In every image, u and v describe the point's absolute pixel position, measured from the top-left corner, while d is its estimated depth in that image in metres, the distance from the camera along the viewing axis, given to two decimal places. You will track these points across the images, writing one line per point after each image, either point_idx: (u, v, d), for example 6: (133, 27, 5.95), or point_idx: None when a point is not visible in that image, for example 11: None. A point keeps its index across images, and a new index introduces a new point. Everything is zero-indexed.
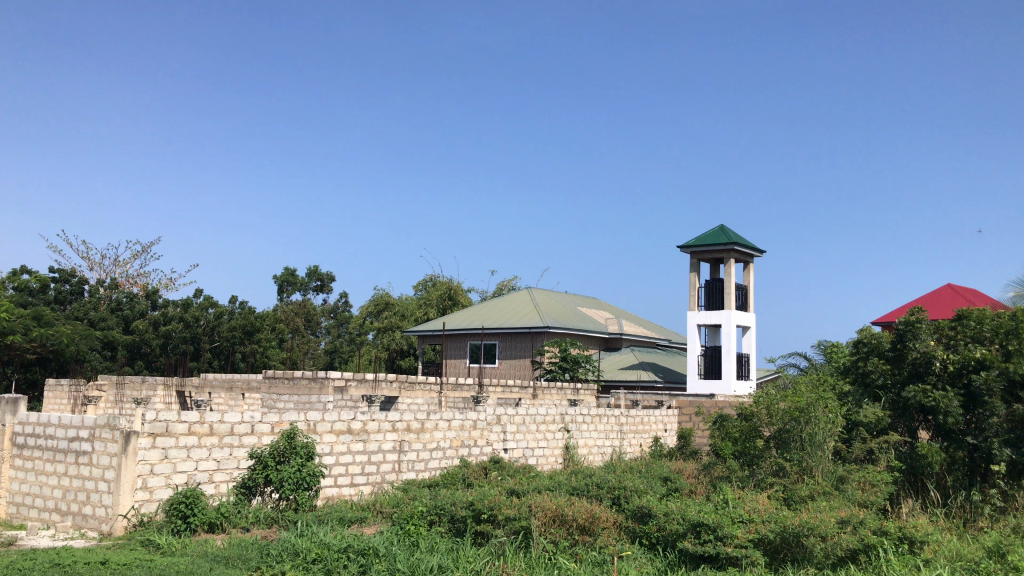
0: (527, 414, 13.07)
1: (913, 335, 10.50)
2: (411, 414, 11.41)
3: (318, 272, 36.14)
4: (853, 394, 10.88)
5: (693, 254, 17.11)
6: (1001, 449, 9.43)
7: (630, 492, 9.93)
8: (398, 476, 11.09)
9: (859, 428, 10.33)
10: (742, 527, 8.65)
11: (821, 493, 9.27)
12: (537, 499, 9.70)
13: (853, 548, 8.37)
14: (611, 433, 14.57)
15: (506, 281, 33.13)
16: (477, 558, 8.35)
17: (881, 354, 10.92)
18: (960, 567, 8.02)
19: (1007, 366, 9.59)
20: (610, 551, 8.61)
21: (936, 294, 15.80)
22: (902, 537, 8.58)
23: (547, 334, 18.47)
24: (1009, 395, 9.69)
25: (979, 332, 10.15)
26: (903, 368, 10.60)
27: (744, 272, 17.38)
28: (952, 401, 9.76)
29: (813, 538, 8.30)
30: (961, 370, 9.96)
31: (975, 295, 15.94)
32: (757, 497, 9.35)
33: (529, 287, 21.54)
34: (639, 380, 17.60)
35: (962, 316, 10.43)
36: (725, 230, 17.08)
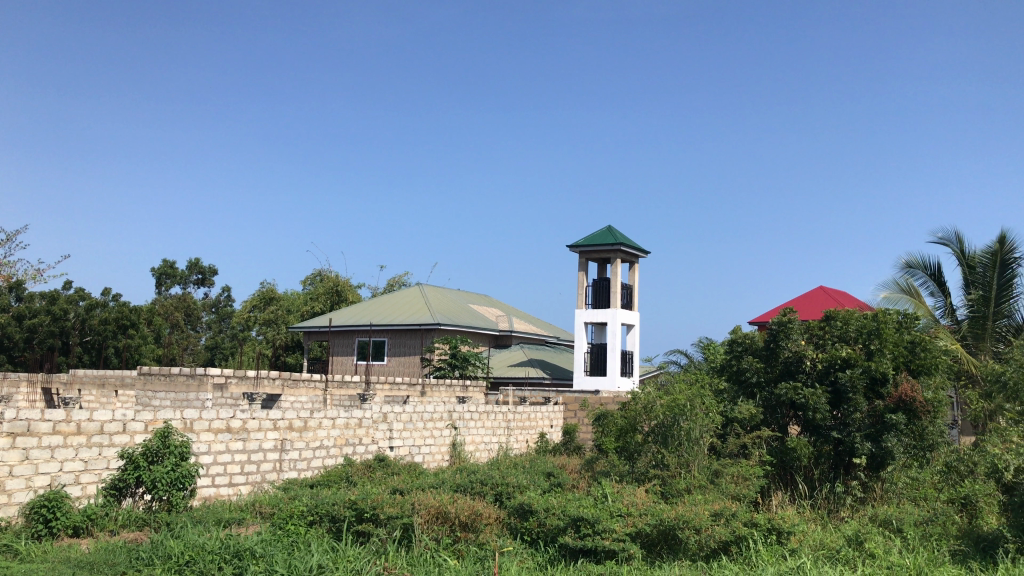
0: (414, 412, 12.99)
1: (785, 335, 10.99)
2: (294, 412, 11.17)
3: (199, 265, 34.93)
4: (728, 391, 11.24)
5: (581, 254, 17.36)
6: (863, 443, 9.97)
7: (512, 488, 10.02)
8: (279, 475, 10.84)
9: (734, 423, 10.67)
10: (621, 521, 8.86)
11: (696, 487, 9.60)
12: (421, 497, 9.62)
13: (725, 540, 8.67)
14: (498, 430, 14.66)
15: (399, 279, 32.80)
16: (358, 557, 8.23)
17: (755, 352, 11.33)
18: (823, 556, 8.41)
19: (870, 365, 10.16)
20: (491, 547, 8.69)
21: (809, 295, 16.54)
22: (771, 528, 8.89)
23: (437, 331, 18.41)
24: (871, 392, 10.27)
25: (845, 332, 10.66)
26: (775, 366, 11.05)
27: (629, 272, 17.75)
28: (821, 398, 10.25)
29: (688, 531, 8.60)
30: (828, 368, 10.47)
31: (844, 297, 16.76)
32: (636, 491, 9.58)
33: (419, 284, 21.42)
34: (528, 377, 17.77)
35: (831, 317, 10.96)
36: (613, 231, 17.41)
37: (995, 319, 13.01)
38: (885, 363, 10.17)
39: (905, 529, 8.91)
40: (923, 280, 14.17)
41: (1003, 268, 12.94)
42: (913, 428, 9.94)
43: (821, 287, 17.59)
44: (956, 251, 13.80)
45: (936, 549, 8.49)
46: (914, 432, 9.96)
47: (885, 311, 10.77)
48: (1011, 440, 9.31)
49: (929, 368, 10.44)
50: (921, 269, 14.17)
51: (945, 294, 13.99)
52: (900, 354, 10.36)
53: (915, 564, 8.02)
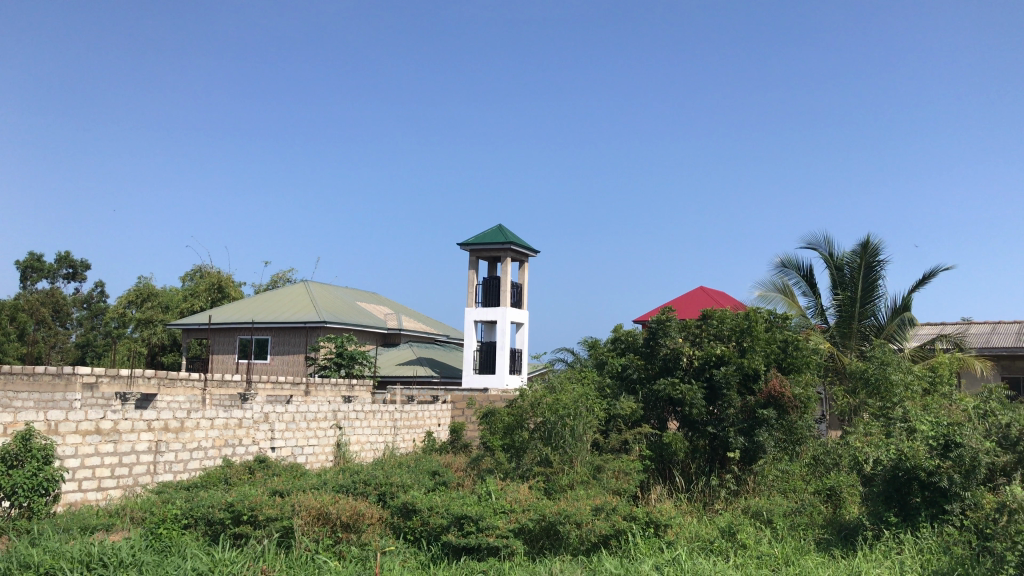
0: (297, 412, 12.72)
1: (664, 333, 11.28)
2: (169, 412, 10.74)
3: (69, 259, 33.18)
4: (611, 387, 11.46)
5: (472, 252, 17.37)
6: (736, 437, 10.43)
7: (395, 488, 9.92)
8: (153, 479, 10.40)
9: (616, 419, 10.90)
10: (504, 518, 8.91)
11: (579, 482, 9.78)
12: (301, 498, 9.40)
13: (605, 534, 8.83)
14: (384, 429, 14.51)
15: (285, 275, 32.10)
16: (234, 561, 7.99)
17: (636, 350, 11.62)
18: (698, 547, 8.68)
19: (742, 362, 10.56)
20: (373, 547, 8.59)
21: (690, 295, 17.06)
22: (648, 521, 9.13)
23: (323, 329, 18.07)
24: (744, 388, 10.70)
25: (719, 330, 11.03)
26: (655, 363, 11.34)
27: (519, 271, 17.88)
28: (696, 394, 10.59)
29: (570, 525, 8.72)
30: (704, 365, 10.81)
31: (722, 297, 17.37)
32: (519, 488, 9.65)
33: (305, 280, 20.97)
34: (416, 376, 17.70)
35: (707, 315, 11.32)
36: (502, 229, 17.49)
37: (860, 319, 13.75)
38: (756, 359, 10.60)
39: (774, 519, 9.28)
40: (796, 281, 14.83)
41: (868, 271, 13.69)
42: (784, 422, 10.47)
43: (701, 287, 18.17)
44: (825, 253, 14.51)
45: (802, 537, 8.89)
46: (784, 426, 10.49)
47: (758, 311, 11.19)
48: (872, 434, 9.91)
49: (799, 366, 10.96)
50: (793, 270, 14.83)
51: (815, 295, 14.69)
52: (771, 351, 10.82)
53: (782, 552, 8.38)
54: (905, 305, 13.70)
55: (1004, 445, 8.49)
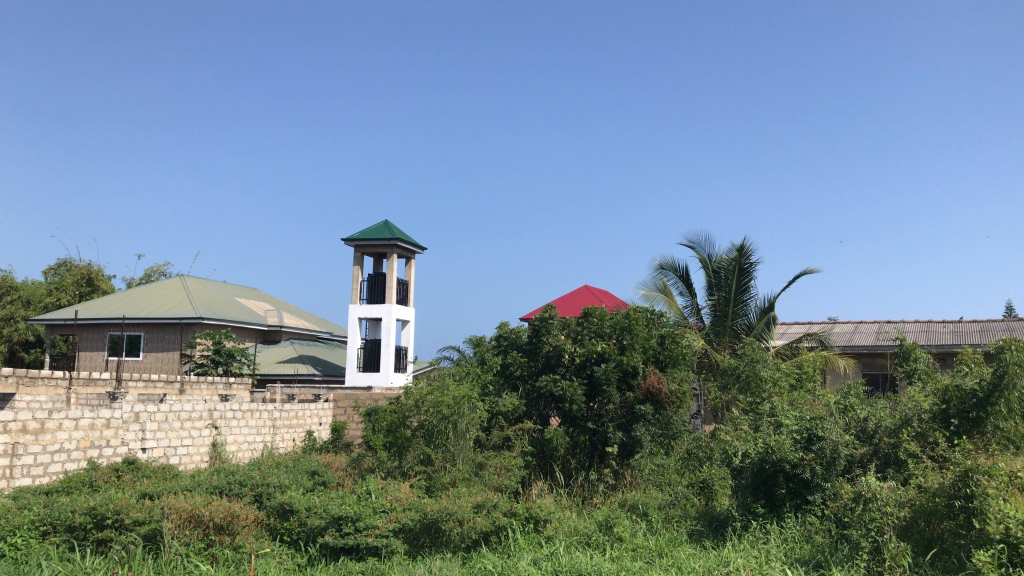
0: (170, 411, 12.24)
1: (546, 330, 11.42)
2: (29, 412, 10.10)
3: None
4: (494, 384, 11.49)
5: (356, 248, 17.13)
6: (615, 432, 10.68)
7: (272, 489, 9.67)
8: (9, 483, 9.73)
9: (499, 416, 10.94)
10: (384, 517, 8.83)
11: (461, 480, 9.79)
12: (171, 500, 9.03)
13: (485, 530, 8.82)
14: (263, 429, 14.16)
15: (161, 269, 30.80)
16: (97, 569, 7.61)
17: (519, 347, 11.71)
18: (576, 541, 8.82)
19: (622, 359, 10.83)
20: (248, 549, 8.35)
21: (574, 293, 17.31)
22: (528, 517, 9.15)
23: (200, 326, 17.46)
24: (623, 384, 10.96)
25: (601, 327, 11.26)
26: (537, 361, 11.46)
27: (405, 268, 17.75)
28: (577, 390, 10.79)
29: (450, 523, 8.74)
30: (585, 362, 11.03)
31: (605, 296, 17.73)
32: (400, 486, 9.58)
33: (180, 275, 20.18)
34: (298, 374, 17.34)
35: (588, 314, 11.53)
36: (388, 225, 17.30)
37: (733, 319, 14.30)
38: (635, 356, 10.88)
39: (649, 512, 9.55)
40: (673, 281, 15.29)
41: (741, 273, 14.26)
42: (660, 417, 10.84)
43: (587, 287, 18.35)
44: (702, 254, 15.01)
45: (675, 529, 9.17)
46: (661, 421, 10.86)
47: (637, 309, 11.46)
48: (742, 429, 10.34)
49: (674, 362, 11.31)
50: (671, 270, 15.29)
51: (692, 294, 15.18)
52: (649, 348, 11.14)
53: (656, 544, 8.62)
54: (774, 306, 14.34)
55: (862, 438, 9.27)
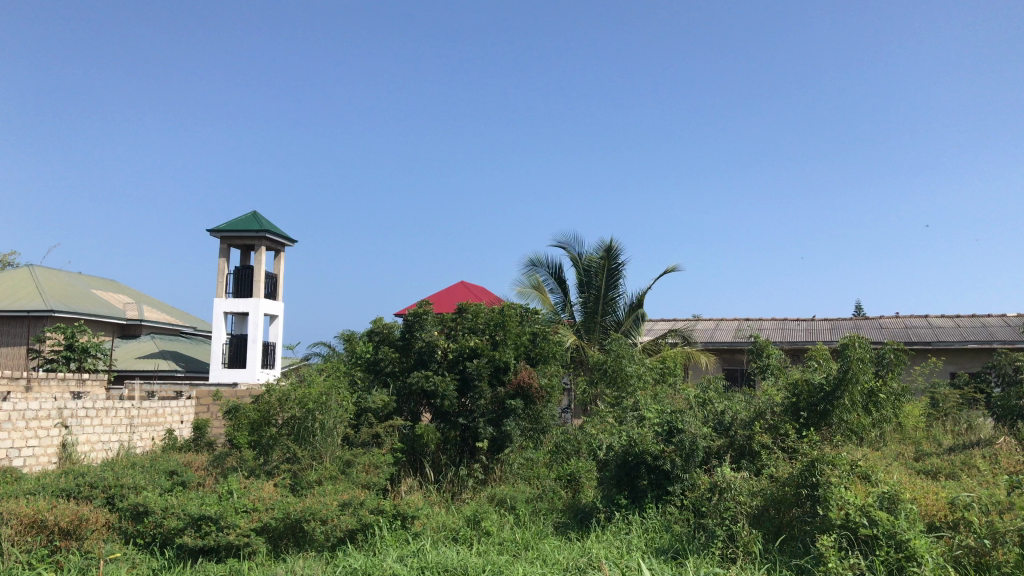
0: (15, 410, 11.43)
1: (420, 326, 11.29)
2: None
3: None
4: (364, 380, 11.31)
5: (222, 239, 16.55)
6: (485, 427, 10.72)
7: (126, 490, 9.21)
8: None
9: (368, 413, 10.78)
10: (245, 517, 8.55)
11: (328, 478, 9.60)
12: (12, 505, 8.43)
13: (351, 528, 8.72)
14: (118, 428, 13.47)
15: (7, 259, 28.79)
16: None
17: (391, 343, 11.52)
18: (444, 537, 8.83)
19: (494, 354, 10.87)
20: (97, 555, 7.92)
21: (449, 289, 17.28)
22: (396, 513, 9.07)
23: (50, 319, 16.44)
24: (494, 380, 11.01)
25: (474, 323, 11.29)
26: (409, 357, 11.33)
27: (275, 261, 17.28)
28: (449, 385, 10.77)
29: (315, 522, 8.56)
30: (458, 357, 11.01)
31: (480, 292, 17.83)
32: (263, 486, 9.30)
33: (28, 265, 18.91)
34: (158, 370, 16.59)
35: (462, 310, 11.52)
36: (258, 217, 16.79)
37: (602, 315, 14.64)
38: (507, 352, 10.96)
39: (517, 506, 9.66)
40: (546, 278, 15.51)
41: (610, 271, 14.62)
42: (529, 411, 10.94)
43: (462, 283, 17.98)
44: (574, 252, 15.27)
45: (542, 522, 9.30)
46: (530, 415, 10.98)
47: (510, 305, 11.54)
48: (607, 422, 10.66)
49: (545, 357, 11.47)
50: (544, 267, 15.50)
51: (564, 291, 15.44)
52: (521, 343, 11.24)
53: (523, 537, 8.72)
54: (642, 303, 14.78)
55: (719, 430, 9.59)
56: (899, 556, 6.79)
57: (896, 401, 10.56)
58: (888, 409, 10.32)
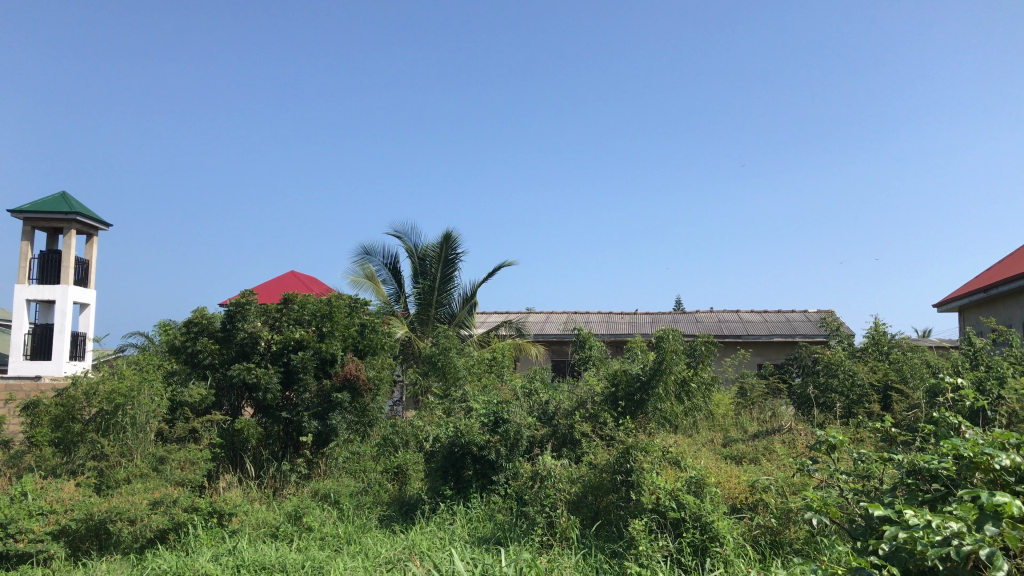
0: None
1: (241, 316, 10.80)
2: None
3: None
4: (180, 371, 10.70)
5: (25, 221, 15.30)
6: (310, 421, 10.51)
7: None
8: None
9: (184, 407, 10.28)
10: (41, 520, 7.93)
11: (137, 476, 9.05)
12: None
13: (162, 528, 8.27)
14: None
15: None
16: None
17: (211, 335, 10.96)
18: (262, 534, 8.56)
19: (321, 347, 10.68)
20: None
21: (279, 279, 16.76)
22: (211, 511, 8.72)
23: None
24: (320, 372, 10.86)
25: (300, 314, 10.95)
26: (230, 349, 10.88)
27: (86, 246, 16.16)
28: (272, 378, 10.45)
29: (120, 523, 8.03)
30: (282, 350, 10.72)
31: (311, 282, 17.40)
32: (64, 486, 8.65)
33: None
34: None
35: (288, 300, 11.15)
36: (66, 198, 15.62)
37: (436, 308, 14.63)
38: (334, 344, 10.78)
39: (340, 500, 9.49)
40: (378, 268, 15.34)
41: (444, 263, 14.68)
42: (356, 404, 10.84)
43: (291, 272, 17.52)
44: (408, 243, 15.22)
45: (366, 515, 9.17)
46: (357, 408, 10.88)
47: (339, 296, 11.34)
48: (436, 414, 10.75)
49: (373, 349, 11.39)
50: (377, 257, 15.32)
51: (397, 283, 15.33)
52: (349, 335, 11.09)
53: (345, 531, 8.58)
54: (474, 295, 14.94)
55: (542, 420, 9.84)
56: (703, 537, 7.19)
57: (707, 390, 11.52)
58: (698, 399, 11.20)
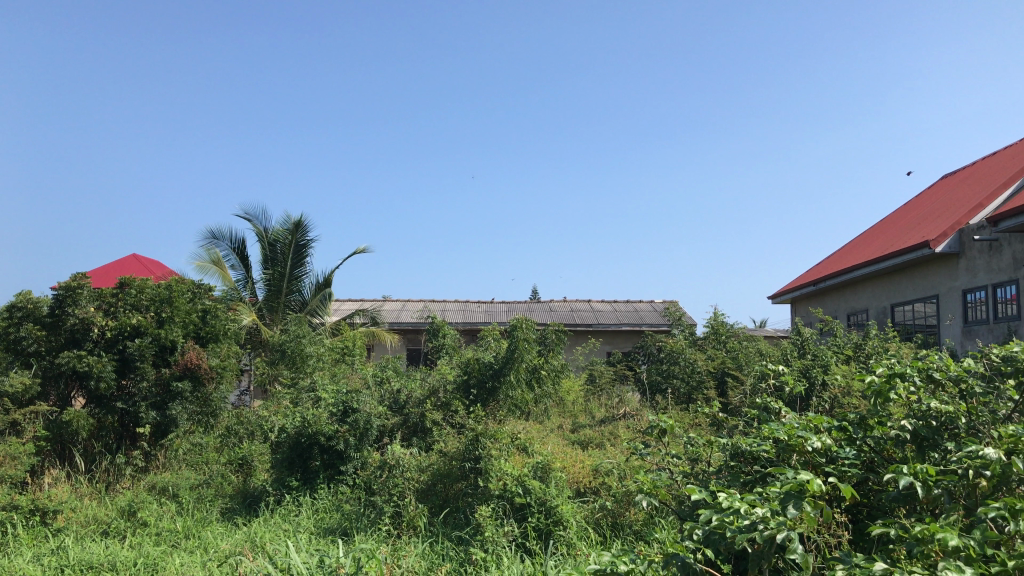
0: None
1: (72, 301, 10.03)
2: None
3: None
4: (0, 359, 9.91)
5: None
6: (147, 412, 10.03)
7: None
8: None
9: (4, 398, 9.33)
10: None
11: None
12: None
13: None
14: None
15: None
16: None
17: (37, 320, 10.11)
18: (92, 532, 8.10)
19: (160, 334, 10.22)
20: None
21: (118, 262, 15.87)
22: (34, 509, 8.17)
23: None
24: (159, 360, 10.38)
25: (137, 300, 10.33)
26: (59, 335, 10.12)
27: None
28: (105, 366, 9.85)
29: None
30: (117, 336, 10.10)
31: (153, 266, 16.55)
32: None
33: None
34: None
35: (124, 284, 10.43)
36: None
37: (286, 294, 14.26)
38: (174, 331, 10.36)
39: (180, 493, 9.10)
40: (225, 251, 14.78)
41: (296, 249, 14.32)
42: (198, 394, 10.43)
43: (131, 254, 16.64)
44: (259, 227, 14.75)
45: (206, 509, 8.80)
46: (198, 398, 10.45)
47: (180, 282, 10.85)
48: (283, 404, 10.53)
49: (216, 337, 11.03)
50: (224, 241, 14.76)
51: (245, 268, 14.82)
52: (190, 322, 10.68)
53: (183, 526, 8.21)
54: (327, 282, 14.66)
55: (393, 409, 9.78)
56: (547, 521, 7.35)
57: (555, 376, 11.79)
58: (548, 386, 11.46)
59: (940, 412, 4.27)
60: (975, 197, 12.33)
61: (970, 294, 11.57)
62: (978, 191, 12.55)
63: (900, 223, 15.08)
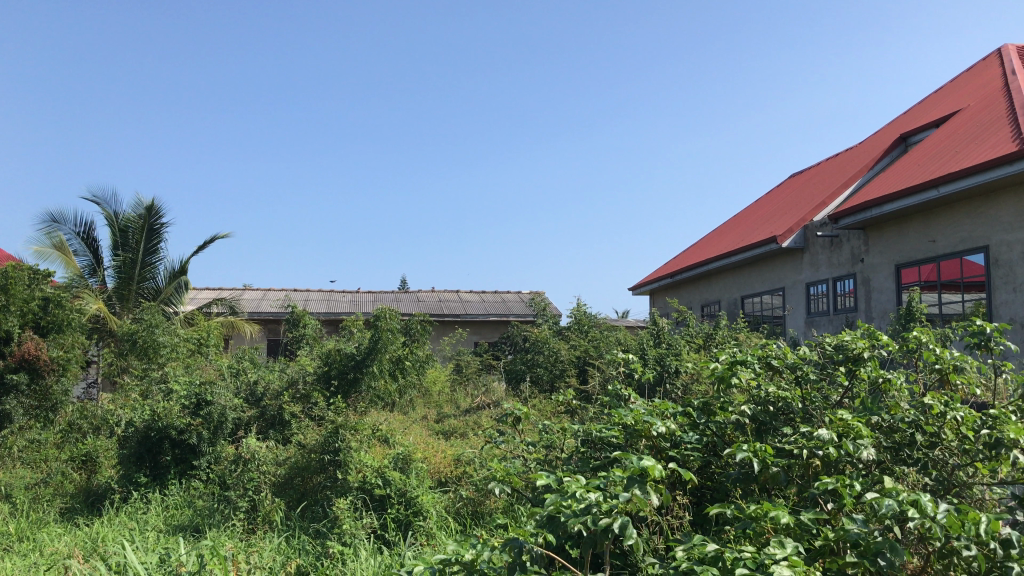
0: None
1: None
2: None
3: None
4: None
5: None
6: None
7: None
8: None
9: None
10: None
11: None
12: None
13: None
14: None
15: None
16: None
17: None
18: None
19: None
20: None
21: None
22: None
23: None
24: None
25: None
26: None
27: None
28: None
29: None
30: None
31: None
32: None
33: None
34: None
35: None
36: None
37: (138, 282, 13.59)
38: (9, 320, 9.65)
39: (14, 493, 8.51)
40: (70, 236, 13.92)
41: (149, 234, 13.68)
42: (37, 387, 9.89)
43: None
44: (107, 210, 13.97)
45: (44, 509, 8.26)
46: (37, 392, 9.91)
47: (17, 267, 10.12)
48: (132, 397, 10.04)
49: (59, 327, 10.38)
50: (69, 224, 13.90)
51: (92, 254, 14.02)
52: (29, 311, 9.99)
53: (17, 528, 7.68)
54: (183, 270, 14.07)
55: (250, 401, 9.51)
56: (407, 512, 7.32)
57: (419, 366, 11.75)
58: (412, 376, 11.43)
59: (776, 397, 4.48)
60: (818, 196, 13.08)
61: (813, 287, 12.29)
62: (821, 190, 13.32)
63: (751, 218, 15.83)
